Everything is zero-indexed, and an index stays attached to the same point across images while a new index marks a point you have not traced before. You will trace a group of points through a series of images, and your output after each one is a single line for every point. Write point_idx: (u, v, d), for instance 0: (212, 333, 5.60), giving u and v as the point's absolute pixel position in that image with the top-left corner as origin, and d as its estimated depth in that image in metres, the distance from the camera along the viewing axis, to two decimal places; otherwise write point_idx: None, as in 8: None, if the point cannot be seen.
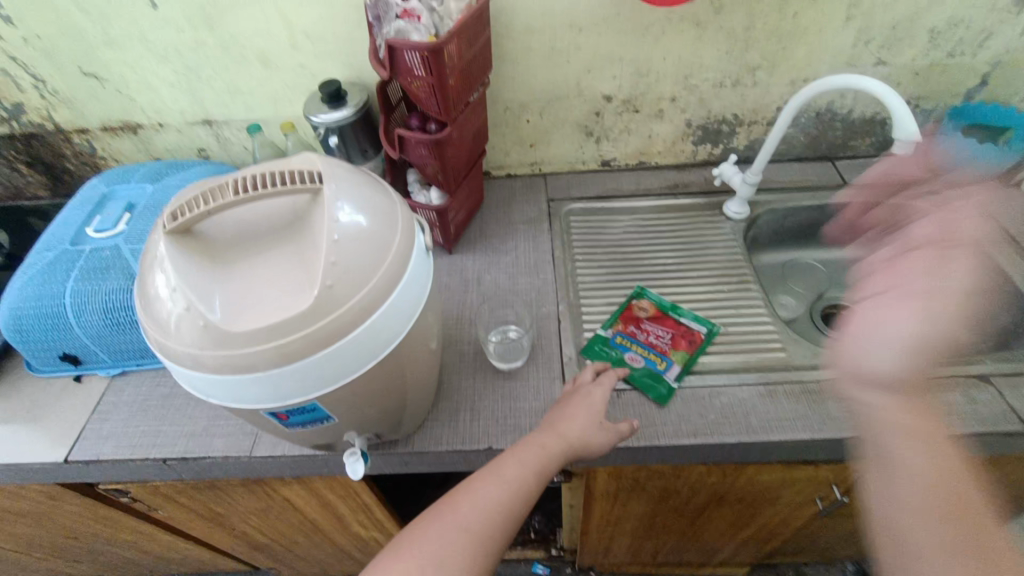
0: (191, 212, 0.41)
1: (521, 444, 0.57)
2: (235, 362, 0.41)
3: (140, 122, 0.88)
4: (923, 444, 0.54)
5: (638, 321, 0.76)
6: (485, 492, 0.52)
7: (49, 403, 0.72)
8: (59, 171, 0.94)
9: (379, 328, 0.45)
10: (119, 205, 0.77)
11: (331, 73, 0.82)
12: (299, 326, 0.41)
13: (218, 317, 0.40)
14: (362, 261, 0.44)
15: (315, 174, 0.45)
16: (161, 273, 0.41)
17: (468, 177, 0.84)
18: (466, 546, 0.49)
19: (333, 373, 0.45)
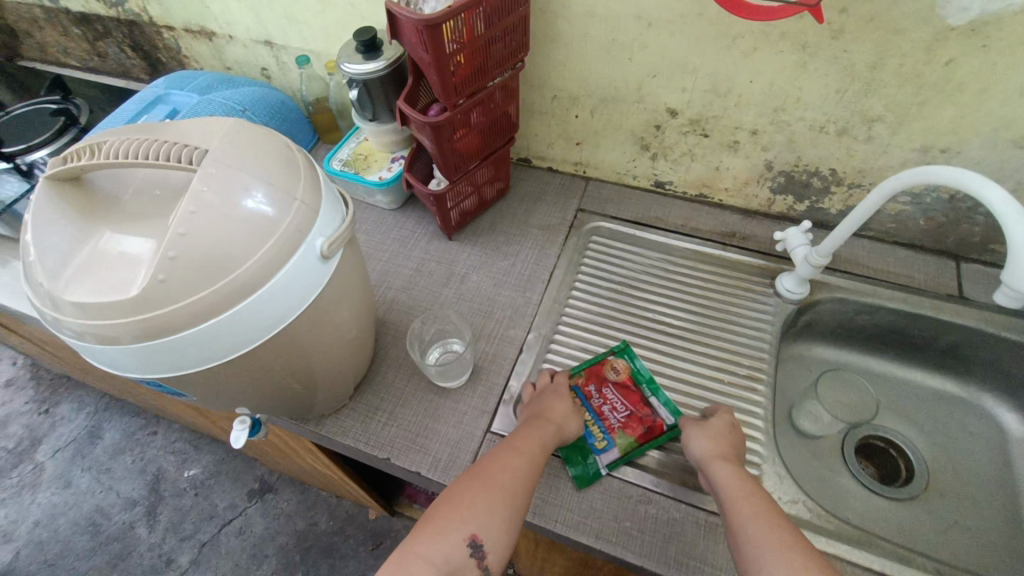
0: (74, 164, 0.41)
1: (526, 427, 0.57)
2: (57, 325, 0.40)
3: (214, 30, 0.92)
4: (737, 468, 0.53)
5: (604, 380, 0.65)
6: (511, 463, 0.53)
7: None
8: (155, 60, 1.05)
9: (219, 336, 0.42)
10: (164, 109, 0.84)
11: (377, 18, 0.77)
12: (114, 314, 0.38)
13: (53, 277, 0.39)
14: (208, 262, 0.39)
15: (202, 154, 0.42)
16: (31, 217, 0.41)
17: (482, 166, 0.76)
18: (514, 508, 0.50)
19: (159, 366, 0.42)
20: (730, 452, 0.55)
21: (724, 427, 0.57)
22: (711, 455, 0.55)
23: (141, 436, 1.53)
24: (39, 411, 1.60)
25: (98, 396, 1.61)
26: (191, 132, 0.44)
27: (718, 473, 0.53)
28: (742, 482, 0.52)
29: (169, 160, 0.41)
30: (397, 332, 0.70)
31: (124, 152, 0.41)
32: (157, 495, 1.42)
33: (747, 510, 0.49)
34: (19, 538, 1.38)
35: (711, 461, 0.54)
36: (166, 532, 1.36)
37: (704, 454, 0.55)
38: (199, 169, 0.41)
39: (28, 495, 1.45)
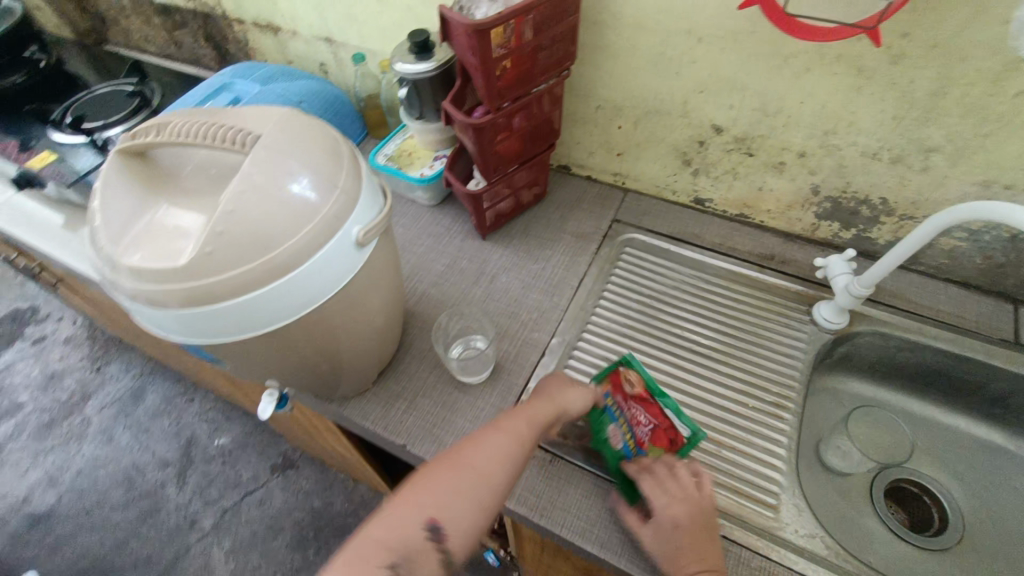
0: (142, 140, 0.45)
1: (515, 411, 0.54)
2: (115, 287, 0.44)
3: (280, 25, 0.97)
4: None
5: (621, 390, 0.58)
6: (490, 445, 0.50)
7: None
8: (225, 49, 1.11)
9: (256, 310, 0.44)
10: (227, 97, 0.89)
11: (432, 20, 0.80)
12: (165, 281, 0.41)
13: (113, 243, 0.43)
14: (252, 239, 0.42)
15: (255, 138, 0.45)
16: (100, 185, 0.44)
17: (521, 169, 0.77)
18: (483, 495, 0.48)
19: (201, 335, 0.45)
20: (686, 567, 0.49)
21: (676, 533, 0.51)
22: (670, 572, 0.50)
23: (179, 401, 1.62)
24: (91, 369, 1.72)
25: (145, 360, 1.71)
26: (247, 117, 0.47)
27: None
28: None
29: (225, 142, 0.44)
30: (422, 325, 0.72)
31: (186, 132, 0.44)
32: (189, 459, 1.50)
33: None
34: (63, 483, 1.49)
35: None
36: (193, 494, 1.43)
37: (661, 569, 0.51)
38: (251, 152, 0.44)
39: (75, 445, 1.56)
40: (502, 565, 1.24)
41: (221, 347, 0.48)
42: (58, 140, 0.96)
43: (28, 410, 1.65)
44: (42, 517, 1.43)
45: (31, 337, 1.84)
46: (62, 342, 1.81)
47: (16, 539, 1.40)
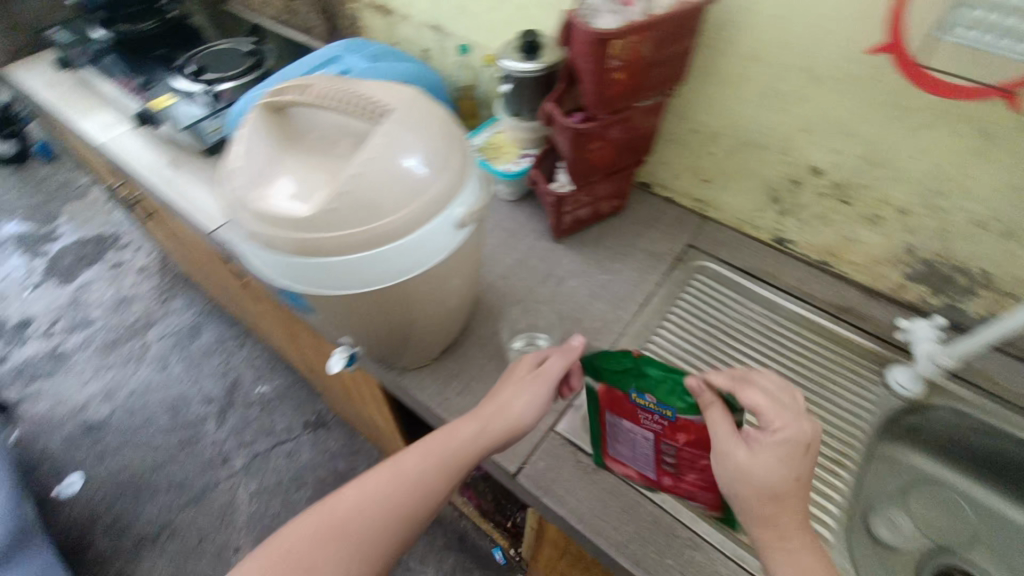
0: (286, 97, 0.48)
1: (418, 448, 0.53)
2: (240, 227, 0.48)
3: (394, 8, 1.02)
4: (802, 504, 0.45)
5: (612, 423, 0.54)
6: (368, 499, 0.50)
7: None
8: (336, 23, 1.17)
9: (359, 269, 0.47)
10: (337, 69, 0.94)
11: (543, 23, 0.81)
12: (287, 229, 0.45)
13: (247, 187, 0.46)
14: (369, 203, 0.45)
15: (385, 110, 0.47)
16: (243, 133, 0.48)
17: (608, 178, 0.78)
18: (352, 556, 0.48)
19: (304, 283, 0.48)
20: (792, 489, 0.44)
21: (798, 453, 0.44)
22: (762, 489, 0.44)
23: (230, 344, 1.71)
24: (158, 300, 1.84)
25: (206, 300, 1.82)
26: (378, 90, 0.49)
27: (763, 510, 0.44)
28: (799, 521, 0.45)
29: (359, 110, 0.47)
30: (485, 314, 0.74)
31: (326, 95, 0.48)
32: (231, 399, 1.58)
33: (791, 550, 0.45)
34: (118, 398, 1.60)
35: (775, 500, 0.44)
36: (230, 433, 1.51)
37: (753, 484, 0.44)
38: (378, 127, 0.46)
39: (134, 366, 1.68)
40: (509, 563, 1.24)
41: (318, 299, 0.51)
42: (173, 83, 1.03)
43: (98, 327, 1.79)
44: (95, 426, 1.54)
45: (110, 261, 1.99)
46: (136, 271, 1.94)
47: (71, 442, 1.51)
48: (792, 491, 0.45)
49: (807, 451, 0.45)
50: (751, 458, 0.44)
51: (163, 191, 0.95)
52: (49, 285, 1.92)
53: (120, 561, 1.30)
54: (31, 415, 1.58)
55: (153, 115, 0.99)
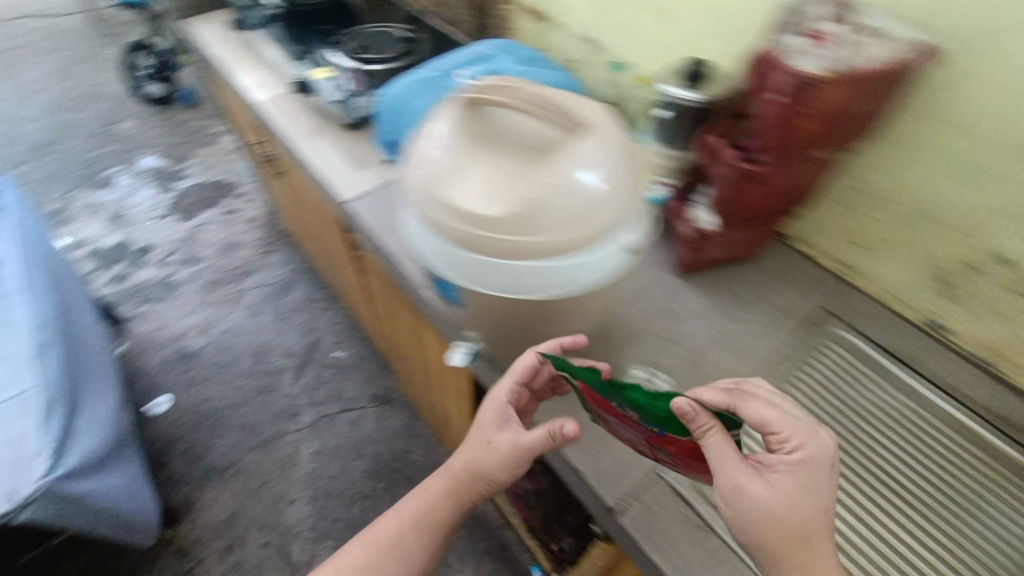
0: (489, 94, 0.49)
1: (435, 481, 0.74)
2: (418, 209, 0.49)
3: (550, 16, 1.02)
4: (822, 539, 0.48)
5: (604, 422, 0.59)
6: (405, 515, 0.73)
7: (369, 163, 1.00)
8: (485, 20, 1.19)
9: (522, 275, 0.47)
10: (489, 67, 0.96)
11: (709, 52, 0.79)
12: (467, 222, 0.45)
13: (436, 172, 0.47)
14: (552, 213, 0.45)
15: (584, 125, 0.47)
16: (442, 121, 0.50)
17: (753, 224, 0.74)
18: (395, 553, 0.71)
19: (463, 275, 0.49)
20: (812, 520, 0.48)
21: (813, 478, 0.49)
22: (778, 517, 0.48)
23: (316, 306, 1.80)
24: (260, 250, 1.97)
25: (303, 260, 1.93)
26: (572, 103, 0.49)
27: (780, 538, 0.48)
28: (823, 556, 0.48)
29: (558, 120, 0.47)
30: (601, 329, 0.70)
31: (528, 100, 0.48)
32: (308, 357, 1.66)
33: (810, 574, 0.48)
34: (213, 333, 1.73)
35: (791, 529, 0.47)
36: (302, 389, 1.59)
37: (770, 515, 0.48)
38: (570, 140, 0.46)
39: (230, 308, 1.81)
40: None
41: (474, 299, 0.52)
42: (330, 54, 1.09)
43: (206, 265, 1.94)
44: (189, 355, 1.67)
45: (227, 207, 2.16)
46: (247, 220, 2.10)
47: (166, 365, 1.65)
48: (813, 521, 0.48)
49: (825, 473, 0.49)
50: (760, 484, 0.48)
51: (306, 158, 1.01)
52: (172, 218, 2.11)
53: (190, 484, 1.40)
54: (139, 332, 1.74)
55: (309, 83, 1.06)
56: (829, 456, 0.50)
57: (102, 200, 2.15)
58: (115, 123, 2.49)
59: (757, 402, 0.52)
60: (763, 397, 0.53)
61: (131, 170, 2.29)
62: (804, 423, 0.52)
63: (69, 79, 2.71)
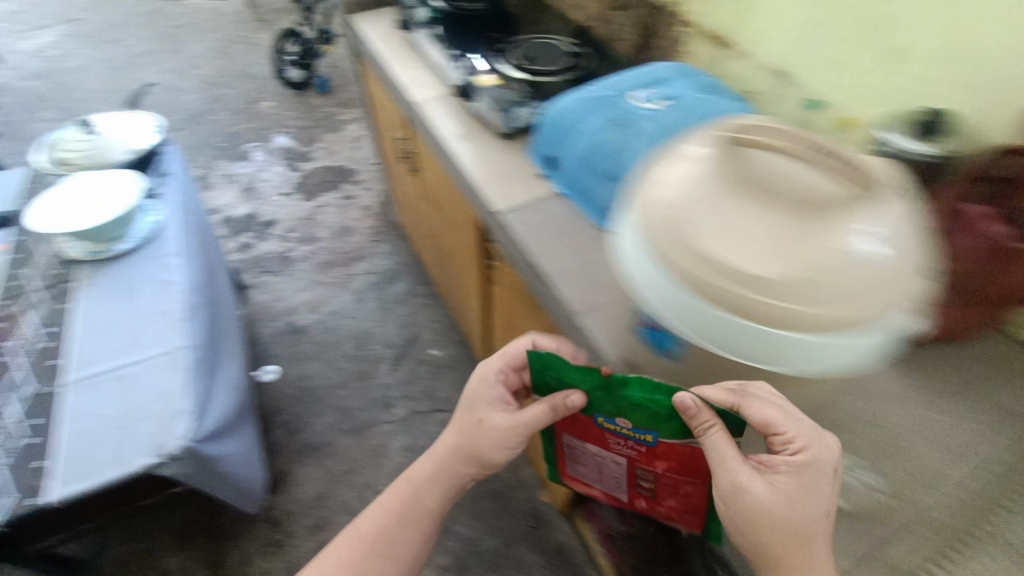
0: (756, 142, 0.46)
1: (424, 466, 0.78)
2: (661, 250, 0.45)
3: (732, 43, 0.96)
4: (822, 545, 0.52)
5: (585, 449, 0.69)
6: (399, 499, 0.78)
7: (522, 174, 0.98)
8: (649, 40, 1.15)
9: (777, 343, 0.42)
10: (666, 91, 0.91)
11: (947, 103, 0.70)
12: (729, 277, 0.41)
13: (693, 217, 0.44)
14: (832, 283, 0.40)
15: (870, 189, 0.43)
16: (697, 164, 0.47)
17: (987, 306, 0.64)
18: (394, 533, 0.77)
19: (702, 329, 0.45)
20: (809, 523, 0.52)
21: (814, 481, 0.53)
22: (781, 519, 0.52)
23: (418, 300, 1.84)
24: (372, 239, 2.05)
25: (411, 253, 1.99)
26: (854, 156, 0.46)
27: (782, 540, 0.52)
28: (819, 559, 0.52)
29: (840, 180, 0.43)
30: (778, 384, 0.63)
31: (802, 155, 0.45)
32: (406, 351, 1.69)
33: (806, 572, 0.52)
34: (320, 313, 1.81)
35: (792, 534, 0.52)
36: (398, 382, 1.62)
37: (771, 515, 0.52)
38: (854, 199, 0.42)
39: (338, 291, 1.88)
40: None
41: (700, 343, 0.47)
42: (494, 63, 1.08)
43: (321, 245, 2.04)
44: (298, 330, 1.76)
45: (345, 192, 2.27)
46: (362, 208, 2.19)
47: (277, 336, 1.74)
48: (814, 525, 0.52)
49: (827, 481, 0.53)
50: (764, 488, 0.53)
51: (460, 163, 1.01)
52: (295, 197, 2.24)
53: (287, 456, 1.46)
54: (256, 301, 1.85)
55: (472, 91, 1.06)
56: (831, 459, 0.54)
57: (238, 172, 2.33)
58: (257, 103, 2.70)
59: (763, 403, 0.56)
60: (769, 399, 0.56)
61: (265, 147, 2.46)
62: (813, 431, 0.55)
63: (223, 58, 2.98)
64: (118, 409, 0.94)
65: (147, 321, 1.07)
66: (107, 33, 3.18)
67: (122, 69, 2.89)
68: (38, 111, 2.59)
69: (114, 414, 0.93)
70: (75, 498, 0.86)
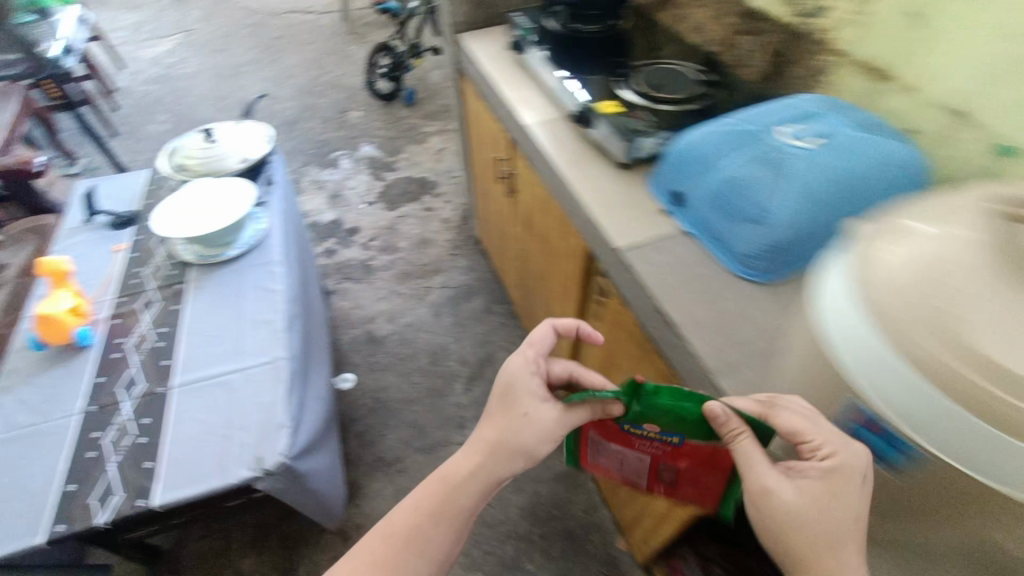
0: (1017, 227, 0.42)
1: (437, 477, 0.74)
2: (896, 333, 0.42)
3: (894, 77, 0.87)
4: (850, 547, 0.50)
5: (609, 447, 0.68)
6: (409, 511, 0.72)
7: (642, 207, 0.93)
8: (784, 67, 1.07)
9: None
10: (818, 127, 0.83)
11: None
12: (993, 373, 0.37)
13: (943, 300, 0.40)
14: None
15: None
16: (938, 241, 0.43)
17: None
18: (406, 549, 0.69)
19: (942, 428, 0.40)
20: (839, 528, 0.50)
21: (846, 488, 0.49)
22: (808, 523, 0.50)
23: (495, 319, 1.81)
24: (450, 252, 2.05)
25: (489, 270, 1.97)
26: None
27: (812, 545, 0.50)
28: (849, 562, 0.50)
29: None
30: None
31: None
32: (481, 370, 1.67)
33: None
34: (398, 323, 1.82)
35: (823, 540, 0.50)
36: (473, 402, 1.59)
37: (800, 520, 0.51)
38: None
39: (416, 302, 1.88)
40: None
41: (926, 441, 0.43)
42: (619, 93, 1.04)
43: (401, 256, 2.06)
44: (376, 339, 1.77)
45: (426, 204, 2.29)
46: (442, 220, 2.20)
47: (356, 344, 1.76)
48: (843, 530, 0.50)
49: (864, 490, 0.50)
50: (788, 488, 0.51)
51: (576, 191, 0.98)
52: (378, 206, 2.28)
53: (361, 469, 1.46)
54: (337, 307, 1.89)
55: (594, 118, 1.01)
56: (866, 468, 0.50)
57: (326, 178, 2.41)
58: (346, 112, 2.80)
59: (792, 408, 0.54)
60: (796, 408, 0.53)
61: (352, 156, 2.54)
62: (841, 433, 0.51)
63: (318, 69, 3.12)
64: (223, 417, 0.95)
65: (249, 329, 1.10)
66: (217, 42, 3.42)
67: (228, 77, 3.09)
68: (153, 114, 2.81)
69: (217, 422, 0.95)
70: (173, 505, 0.86)
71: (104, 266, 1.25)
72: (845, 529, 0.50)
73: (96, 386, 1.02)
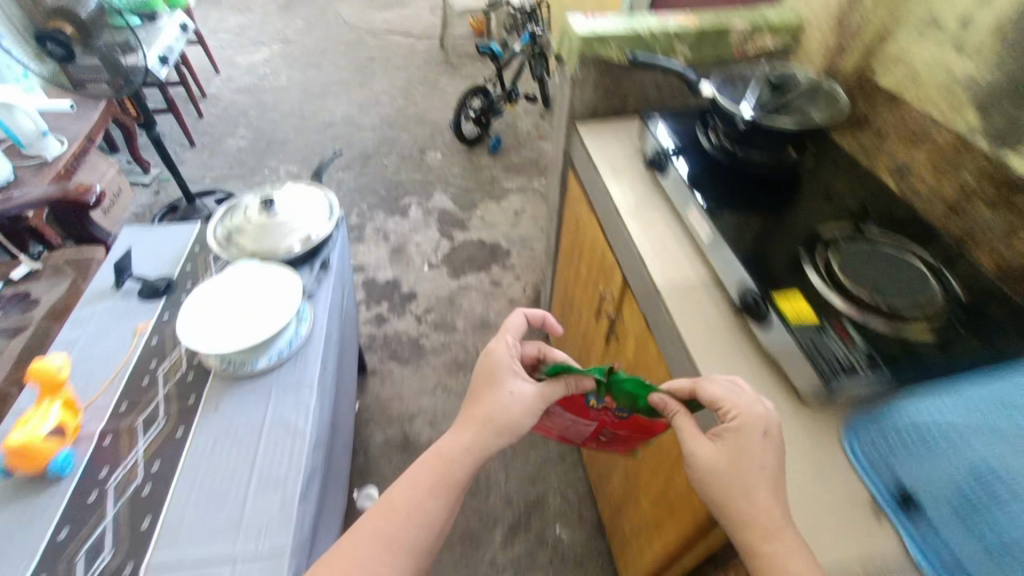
0: None
1: (430, 459, 0.71)
2: None
3: None
4: (770, 494, 0.57)
5: (564, 417, 0.78)
6: (406, 486, 0.69)
7: (841, 494, 0.61)
8: None
9: None
10: None
11: None
12: None
13: None
14: None
15: None
16: None
17: None
18: (405, 525, 0.66)
19: None
20: (755, 474, 0.58)
21: (755, 438, 0.59)
22: (731, 471, 0.58)
23: (553, 449, 1.52)
24: None
25: None
26: None
27: (741, 494, 0.57)
28: (771, 512, 0.56)
29: None
30: None
31: None
32: (526, 519, 1.38)
33: (779, 548, 0.54)
34: (438, 429, 1.56)
35: (750, 490, 0.57)
36: (510, 563, 1.31)
37: (721, 473, 0.59)
38: None
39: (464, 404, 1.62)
40: None
41: None
42: (811, 279, 0.72)
43: (457, 338, 1.81)
44: (411, 446, 1.51)
45: (493, 275, 2.04)
46: (507, 301, 1.94)
47: (388, 448, 1.51)
48: (760, 481, 0.57)
49: (773, 441, 0.60)
50: (713, 447, 0.60)
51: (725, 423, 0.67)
52: (441, 270, 2.05)
53: None
54: (374, 393, 1.64)
55: (773, 318, 0.69)
56: (770, 426, 0.61)
57: (390, 228, 2.22)
58: (425, 153, 2.62)
59: (715, 384, 0.65)
60: (723, 382, 0.65)
61: (423, 204, 2.34)
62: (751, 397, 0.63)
63: (405, 99, 2.98)
64: None
65: (252, 488, 0.85)
66: (311, 57, 3.37)
67: (314, 95, 3.00)
68: (234, 128, 2.74)
69: None
70: None
71: (116, 351, 1.04)
72: (771, 483, 0.57)
73: (53, 548, 0.78)
